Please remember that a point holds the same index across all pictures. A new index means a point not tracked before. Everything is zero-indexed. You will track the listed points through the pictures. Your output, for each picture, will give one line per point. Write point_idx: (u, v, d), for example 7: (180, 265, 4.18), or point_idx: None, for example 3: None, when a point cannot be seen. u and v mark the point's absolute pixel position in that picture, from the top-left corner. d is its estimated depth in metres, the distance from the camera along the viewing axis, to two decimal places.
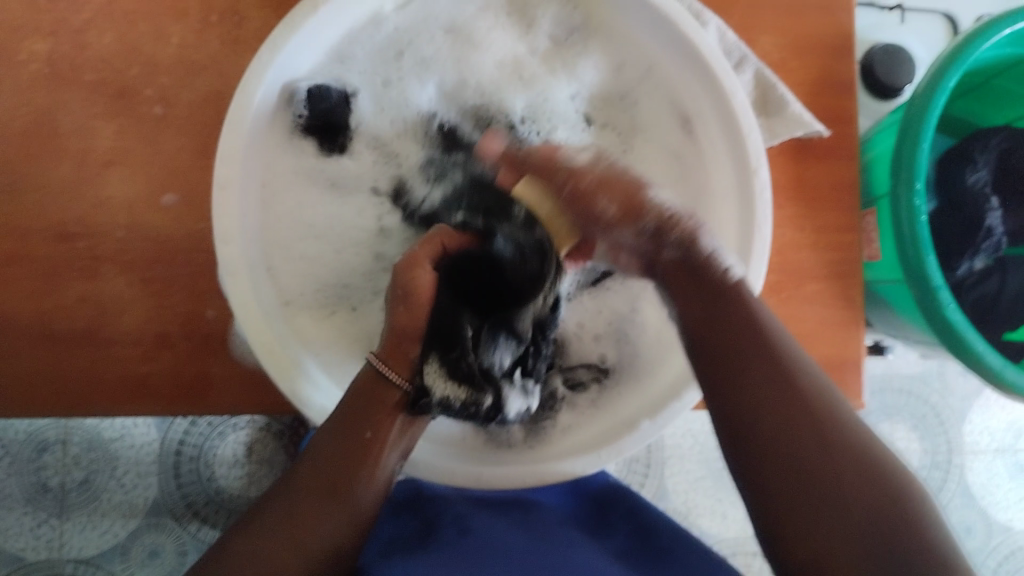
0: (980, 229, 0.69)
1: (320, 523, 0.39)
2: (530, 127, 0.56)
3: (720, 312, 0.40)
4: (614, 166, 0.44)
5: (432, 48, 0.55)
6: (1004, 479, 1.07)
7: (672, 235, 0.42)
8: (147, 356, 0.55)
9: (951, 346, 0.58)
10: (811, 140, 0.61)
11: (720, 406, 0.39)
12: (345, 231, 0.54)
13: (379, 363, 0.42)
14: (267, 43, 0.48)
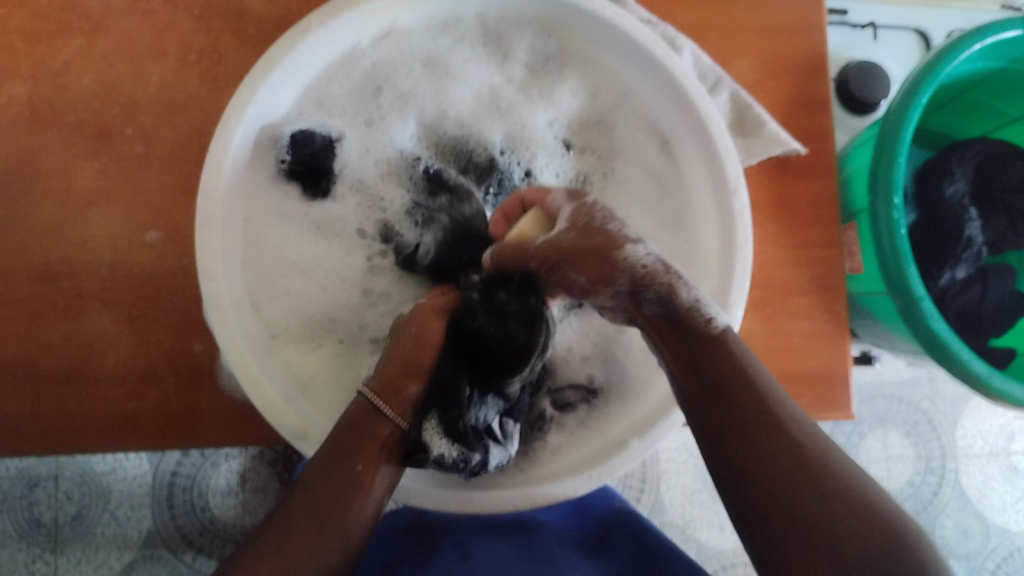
0: (961, 238, 0.70)
1: (316, 551, 0.38)
2: (510, 158, 0.58)
3: (710, 358, 0.38)
4: (591, 228, 0.43)
5: (409, 82, 0.56)
6: (998, 482, 1.08)
7: (648, 293, 0.40)
8: (135, 393, 0.55)
9: (938, 355, 0.59)
10: (789, 157, 0.62)
11: (715, 457, 0.37)
12: (332, 269, 0.55)
13: (373, 396, 0.43)
14: (247, 80, 0.48)
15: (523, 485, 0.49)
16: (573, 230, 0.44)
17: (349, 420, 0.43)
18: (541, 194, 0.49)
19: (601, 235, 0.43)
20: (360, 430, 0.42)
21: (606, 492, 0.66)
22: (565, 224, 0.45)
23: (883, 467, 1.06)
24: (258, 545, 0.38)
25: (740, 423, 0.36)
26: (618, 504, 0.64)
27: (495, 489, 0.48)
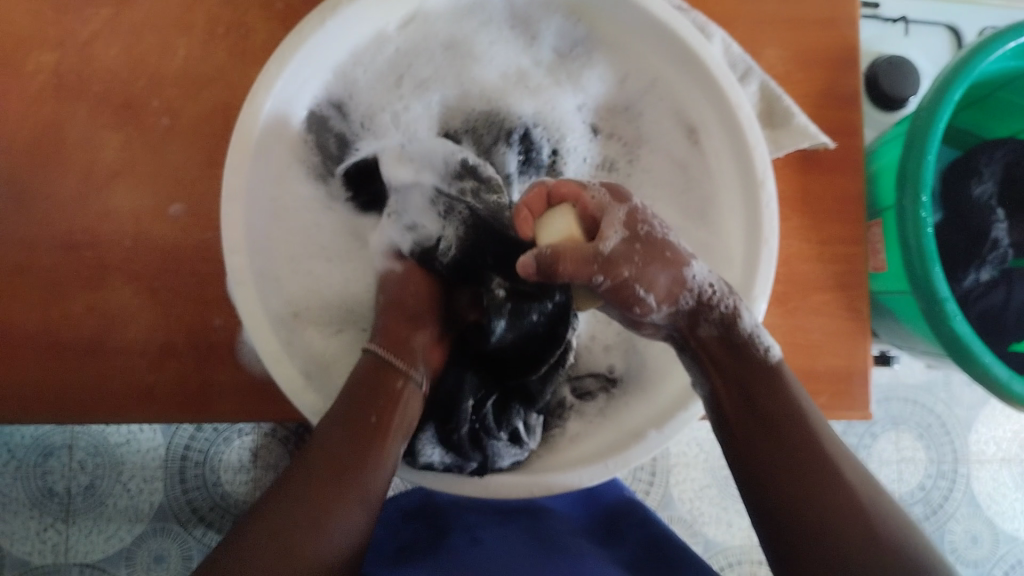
0: (986, 240, 0.69)
1: (337, 496, 0.40)
2: (540, 134, 0.56)
3: (761, 382, 0.40)
4: (652, 240, 0.42)
5: (430, 68, 0.55)
6: (1009, 488, 1.07)
7: (710, 315, 0.42)
8: (154, 365, 0.55)
9: (957, 358, 0.58)
10: (815, 153, 0.61)
11: (753, 470, 0.39)
12: (356, 257, 0.55)
13: (382, 351, 0.47)
14: (275, 55, 0.48)
15: (538, 471, 0.49)
16: (632, 240, 0.41)
17: (362, 378, 0.46)
18: (575, 189, 0.45)
19: (667, 250, 0.42)
20: (372, 387, 0.45)
21: (616, 483, 0.66)
22: (622, 229, 0.42)
23: (894, 469, 1.05)
24: (280, 492, 0.40)
25: (790, 443, 0.38)
26: (626, 495, 0.64)
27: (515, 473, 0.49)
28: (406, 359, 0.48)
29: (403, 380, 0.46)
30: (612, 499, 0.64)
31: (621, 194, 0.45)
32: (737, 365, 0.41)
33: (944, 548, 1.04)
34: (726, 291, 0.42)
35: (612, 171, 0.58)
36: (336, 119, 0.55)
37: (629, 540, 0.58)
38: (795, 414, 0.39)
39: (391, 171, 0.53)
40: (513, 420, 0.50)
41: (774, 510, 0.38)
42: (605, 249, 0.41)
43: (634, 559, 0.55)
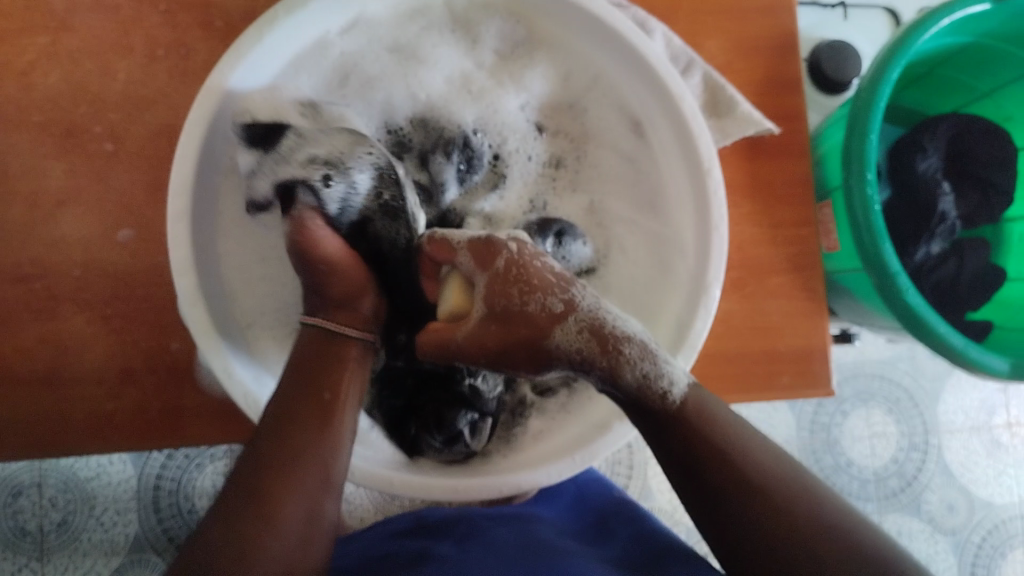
0: (935, 214, 0.70)
1: (301, 477, 0.40)
2: (483, 138, 0.56)
3: (673, 417, 0.41)
4: (505, 311, 0.42)
5: (376, 66, 0.54)
6: (980, 456, 1.09)
7: (594, 372, 0.42)
8: (112, 394, 0.54)
9: (914, 330, 0.59)
10: (762, 138, 0.62)
11: (702, 508, 0.40)
12: None
13: (325, 321, 0.47)
14: (217, 67, 0.48)
15: (501, 471, 0.49)
16: (489, 318, 0.43)
17: (309, 352, 0.45)
18: (445, 250, 0.46)
19: (524, 323, 0.42)
20: (322, 359, 0.45)
21: (602, 487, 0.66)
22: (482, 303, 0.43)
23: (867, 444, 1.07)
24: (244, 474, 0.40)
25: (713, 480, 0.40)
26: (612, 499, 0.64)
27: (478, 476, 0.48)
28: (354, 327, 0.47)
29: (354, 349, 0.47)
30: (600, 503, 0.64)
31: (484, 252, 0.44)
32: (645, 417, 0.42)
33: (921, 519, 1.06)
34: (594, 349, 0.42)
35: (560, 168, 0.58)
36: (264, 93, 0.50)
37: (616, 538, 0.57)
38: (713, 441, 0.40)
39: (326, 139, 0.49)
40: (455, 424, 0.50)
41: (721, 540, 0.40)
42: (459, 341, 0.43)
43: (621, 553, 0.54)
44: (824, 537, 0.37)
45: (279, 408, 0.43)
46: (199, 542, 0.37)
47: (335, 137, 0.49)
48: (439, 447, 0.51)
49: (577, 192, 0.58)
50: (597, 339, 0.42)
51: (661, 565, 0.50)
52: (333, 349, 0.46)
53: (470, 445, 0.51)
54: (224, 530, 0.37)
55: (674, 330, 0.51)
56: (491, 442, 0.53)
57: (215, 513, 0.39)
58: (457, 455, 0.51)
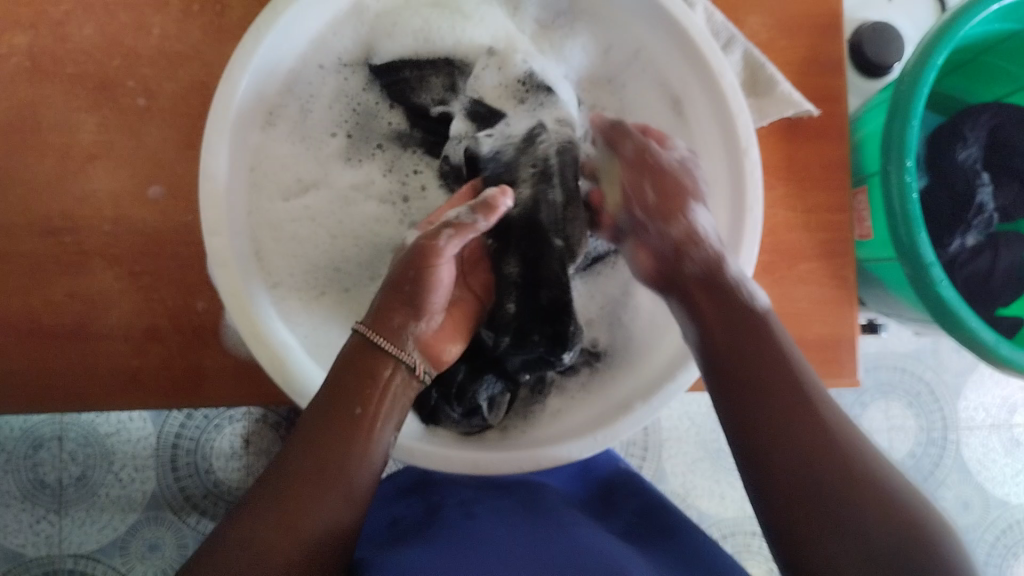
0: (972, 205, 0.68)
1: (319, 495, 0.40)
2: (531, 104, 0.52)
3: (753, 345, 0.41)
4: (682, 173, 0.48)
5: (419, 18, 0.52)
6: (1000, 455, 1.14)
7: (695, 254, 0.45)
8: (138, 349, 0.55)
9: (945, 323, 0.59)
10: (800, 119, 0.61)
11: (743, 414, 0.39)
12: (348, 218, 0.52)
13: (368, 332, 0.45)
14: (269, 7, 0.47)
15: (525, 446, 0.49)
16: (675, 170, 0.48)
17: (348, 360, 0.44)
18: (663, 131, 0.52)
19: (685, 190, 0.47)
20: (355, 370, 0.44)
21: (609, 456, 0.64)
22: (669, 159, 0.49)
23: (885, 437, 1.12)
24: (272, 478, 0.40)
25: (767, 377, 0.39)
26: (619, 465, 0.63)
27: (502, 453, 0.48)
28: (395, 341, 0.45)
29: (388, 368, 0.44)
30: (607, 475, 0.62)
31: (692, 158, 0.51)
32: (720, 307, 0.43)
33: None
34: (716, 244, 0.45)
35: None
36: (458, 77, 0.54)
37: (625, 514, 0.57)
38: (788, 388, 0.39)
39: (517, 119, 0.52)
40: (476, 398, 0.50)
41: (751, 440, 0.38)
42: (651, 150, 0.49)
43: (635, 531, 0.54)
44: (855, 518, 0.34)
45: (310, 419, 0.42)
46: (221, 545, 0.38)
47: (523, 126, 0.51)
48: (457, 419, 0.50)
49: None
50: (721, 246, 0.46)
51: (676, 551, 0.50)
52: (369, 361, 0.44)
53: (483, 406, 0.50)
54: (241, 549, 0.37)
55: None
56: (507, 417, 0.52)
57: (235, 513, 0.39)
58: (472, 426, 0.51)
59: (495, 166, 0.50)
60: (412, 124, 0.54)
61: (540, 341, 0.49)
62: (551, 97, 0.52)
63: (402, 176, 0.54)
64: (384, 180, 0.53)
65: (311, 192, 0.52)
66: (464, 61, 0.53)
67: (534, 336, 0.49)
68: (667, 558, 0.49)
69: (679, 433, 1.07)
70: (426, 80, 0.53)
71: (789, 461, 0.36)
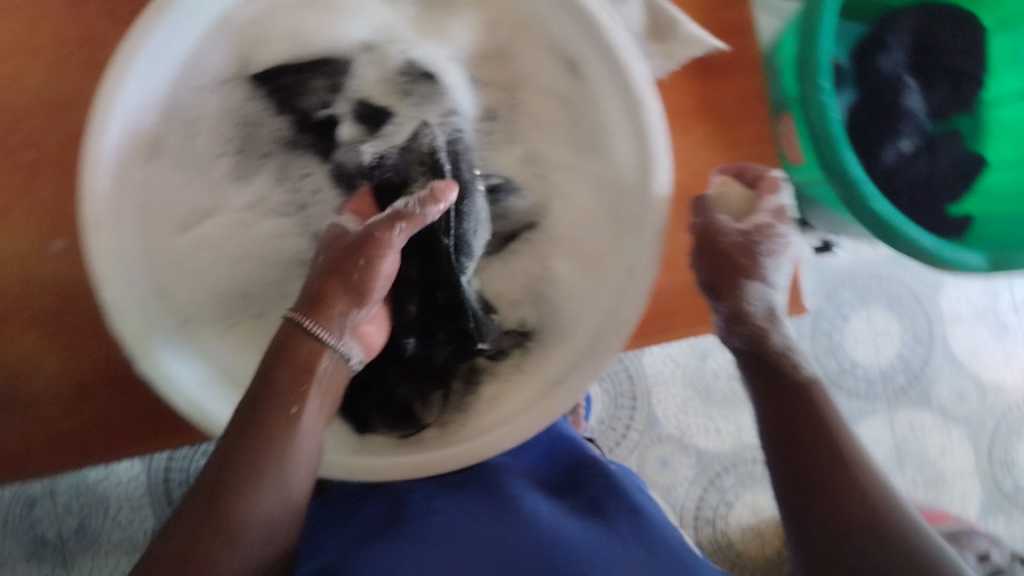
0: (898, 112, 0.67)
1: (257, 497, 0.40)
2: (415, 98, 0.50)
3: (813, 442, 0.45)
4: (753, 247, 0.51)
5: (286, 23, 0.49)
6: (987, 342, 1.14)
7: (742, 327, 0.51)
8: (71, 409, 0.54)
9: (883, 236, 0.58)
10: (710, 56, 0.59)
11: (785, 457, 0.45)
12: (245, 241, 0.49)
13: (310, 324, 0.43)
14: (128, 38, 0.44)
15: (465, 441, 0.49)
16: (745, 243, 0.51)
17: (279, 351, 0.42)
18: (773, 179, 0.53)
19: (744, 262, 0.51)
20: (291, 365, 0.42)
21: (565, 436, 0.64)
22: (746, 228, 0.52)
23: (869, 344, 1.11)
24: (205, 487, 0.40)
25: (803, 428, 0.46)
26: (580, 449, 0.62)
27: (438, 451, 0.48)
28: (332, 330, 0.43)
29: (324, 360, 0.43)
30: (568, 455, 0.62)
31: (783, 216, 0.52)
32: (766, 375, 0.50)
33: (932, 410, 1.11)
34: (761, 312, 0.51)
35: (493, 121, 0.53)
36: (340, 78, 0.50)
37: (588, 492, 0.55)
38: (848, 487, 0.42)
39: (406, 120, 0.50)
40: (405, 399, 0.50)
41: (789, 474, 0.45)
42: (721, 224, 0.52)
43: (596, 509, 0.53)
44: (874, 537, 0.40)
45: (242, 419, 0.41)
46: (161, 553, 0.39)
47: (407, 130, 0.49)
48: (392, 424, 0.51)
49: (514, 143, 0.53)
50: (768, 316, 0.51)
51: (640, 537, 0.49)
52: (304, 356, 0.43)
53: (411, 408, 0.50)
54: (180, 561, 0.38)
55: (624, 274, 0.50)
56: (443, 414, 0.51)
57: (172, 528, 0.40)
58: (409, 428, 0.51)
59: (386, 173, 0.48)
60: (295, 131, 0.50)
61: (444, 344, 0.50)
62: (434, 83, 0.51)
63: (295, 183, 0.50)
64: (278, 193, 0.50)
65: (208, 220, 0.49)
66: (343, 58, 0.50)
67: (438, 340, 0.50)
68: (636, 546, 0.48)
69: (664, 376, 1.07)
70: (307, 83, 0.49)
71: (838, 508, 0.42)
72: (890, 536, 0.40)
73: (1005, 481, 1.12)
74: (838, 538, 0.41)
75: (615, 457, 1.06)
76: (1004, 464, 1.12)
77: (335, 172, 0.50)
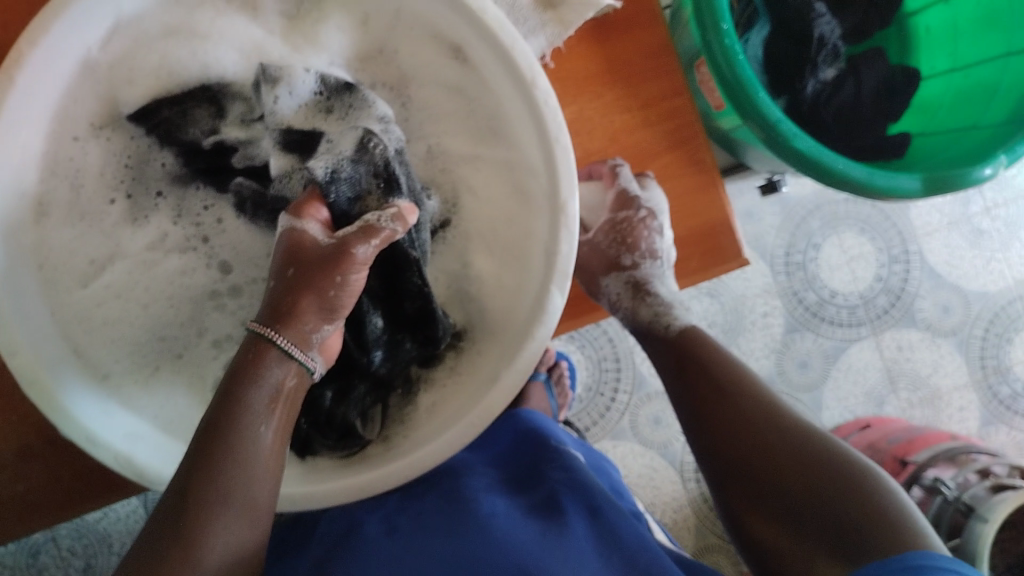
0: (813, 39, 0.65)
1: (222, 521, 0.39)
2: (340, 111, 0.48)
3: (709, 381, 0.57)
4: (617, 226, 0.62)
5: (153, 56, 0.48)
6: (965, 250, 1.11)
7: (624, 307, 0.63)
8: (19, 474, 0.53)
9: (813, 172, 0.56)
10: (607, 16, 0.57)
11: (690, 404, 0.57)
12: (154, 284, 0.49)
13: (286, 343, 0.41)
14: None
15: (405, 451, 0.47)
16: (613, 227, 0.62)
17: (242, 367, 0.40)
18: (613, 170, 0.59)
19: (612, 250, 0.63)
20: (257, 380, 0.40)
21: (523, 426, 0.63)
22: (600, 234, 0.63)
23: (846, 271, 1.09)
24: (166, 510, 0.39)
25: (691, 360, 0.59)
26: (542, 435, 0.61)
27: (379, 467, 0.47)
28: (303, 347, 0.41)
29: (290, 376, 0.41)
30: (533, 445, 0.61)
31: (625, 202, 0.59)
32: (658, 341, 0.62)
33: (918, 328, 1.09)
34: (627, 294, 0.62)
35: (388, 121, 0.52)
36: (223, 101, 0.49)
37: (547, 486, 0.55)
38: (772, 453, 0.51)
39: (342, 133, 0.46)
40: (350, 419, 0.48)
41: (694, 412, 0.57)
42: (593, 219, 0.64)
43: (555, 505, 0.52)
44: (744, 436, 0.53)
45: (201, 440, 0.40)
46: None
47: (350, 138, 0.46)
48: (333, 445, 0.49)
49: (413, 139, 0.52)
50: (636, 292, 0.62)
51: (597, 546, 0.49)
52: (273, 371, 0.41)
53: (360, 428, 0.49)
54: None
55: (545, 261, 0.48)
56: (385, 427, 0.50)
57: (134, 559, 0.38)
58: (352, 446, 0.49)
59: (343, 187, 0.44)
60: (185, 164, 0.50)
61: (397, 360, 0.50)
62: (356, 94, 0.48)
63: (194, 218, 0.49)
64: (178, 229, 0.49)
65: (109, 269, 0.48)
66: (223, 82, 0.49)
67: (399, 357, 0.50)
68: (591, 553, 0.48)
69: None
70: (190, 114, 0.49)
71: (737, 440, 0.53)
72: (814, 465, 0.49)
73: (1002, 389, 1.10)
74: (780, 482, 0.50)
75: (608, 422, 1.04)
76: (999, 371, 1.10)
77: (236, 201, 0.49)
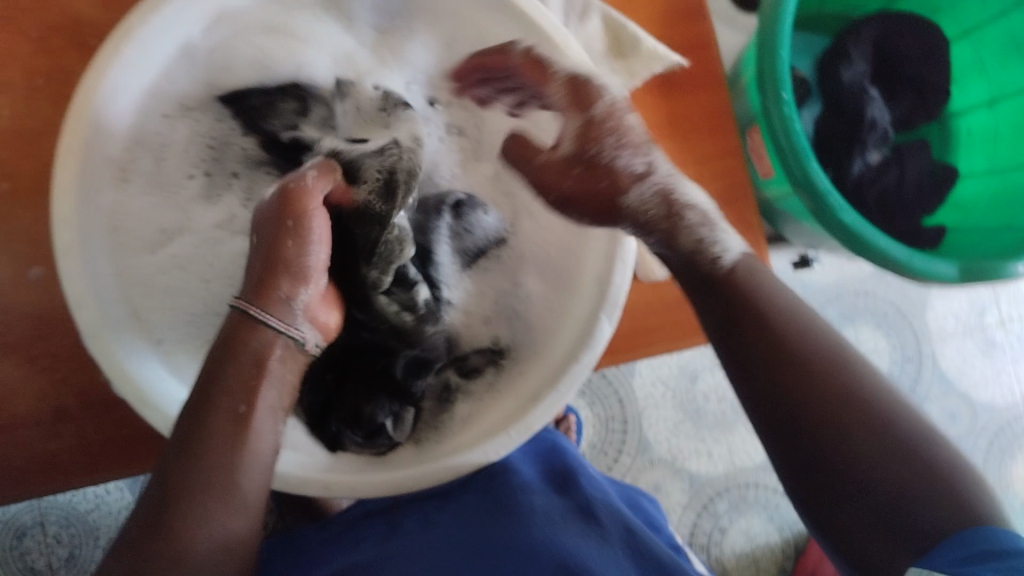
0: (865, 122, 0.68)
1: (204, 501, 0.37)
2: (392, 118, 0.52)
3: (771, 337, 0.42)
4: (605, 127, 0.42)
5: (252, 46, 0.51)
6: (977, 358, 1.13)
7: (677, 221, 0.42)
8: (49, 434, 0.54)
9: (854, 246, 0.59)
10: (674, 73, 0.61)
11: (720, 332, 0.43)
12: (218, 263, 0.51)
13: (249, 305, 0.40)
14: (91, 68, 0.45)
15: (435, 457, 0.48)
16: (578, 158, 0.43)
17: (224, 347, 0.40)
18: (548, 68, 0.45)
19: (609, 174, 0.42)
20: (233, 364, 0.39)
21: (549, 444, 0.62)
22: (572, 144, 0.43)
23: None
24: (147, 497, 0.38)
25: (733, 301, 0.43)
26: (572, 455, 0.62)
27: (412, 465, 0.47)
28: (280, 314, 0.41)
29: (277, 346, 0.41)
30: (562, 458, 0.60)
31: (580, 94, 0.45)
32: (699, 282, 0.44)
33: None
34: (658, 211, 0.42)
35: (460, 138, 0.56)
36: (307, 100, 0.53)
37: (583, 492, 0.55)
38: (873, 452, 0.40)
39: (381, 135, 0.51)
40: (380, 416, 0.49)
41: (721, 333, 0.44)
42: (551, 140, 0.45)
43: (589, 513, 0.52)
44: (829, 427, 0.40)
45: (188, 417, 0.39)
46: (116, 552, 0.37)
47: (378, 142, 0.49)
48: (363, 442, 0.49)
49: (482, 161, 0.56)
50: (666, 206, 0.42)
51: (632, 552, 0.49)
52: (252, 347, 0.40)
53: (388, 424, 0.50)
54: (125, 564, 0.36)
55: (596, 286, 0.50)
56: (417, 432, 0.51)
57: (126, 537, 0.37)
58: (381, 447, 0.50)
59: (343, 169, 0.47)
60: (264, 152, 0.52)
61: (420, 363, 0.51)
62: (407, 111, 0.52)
63: None
64: (246, 212, 0.52)
65: (175, 241, 0.51)
66: (308, 82, 0.53)
67: (416, 359, 0.51)
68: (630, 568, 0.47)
69: (655, 399, 1.06)
70: (274, 106, 0.52)
71: (827, 431, 0.40)
72: (900, 444, 0.40)
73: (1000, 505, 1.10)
74: (870, 477, 0.40)
75: None
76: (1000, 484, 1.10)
77: None
